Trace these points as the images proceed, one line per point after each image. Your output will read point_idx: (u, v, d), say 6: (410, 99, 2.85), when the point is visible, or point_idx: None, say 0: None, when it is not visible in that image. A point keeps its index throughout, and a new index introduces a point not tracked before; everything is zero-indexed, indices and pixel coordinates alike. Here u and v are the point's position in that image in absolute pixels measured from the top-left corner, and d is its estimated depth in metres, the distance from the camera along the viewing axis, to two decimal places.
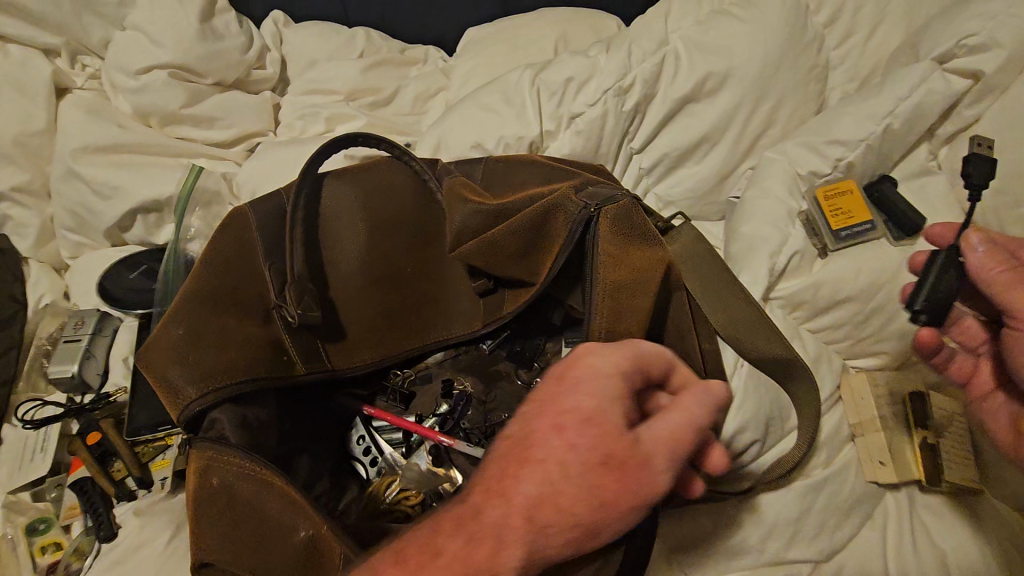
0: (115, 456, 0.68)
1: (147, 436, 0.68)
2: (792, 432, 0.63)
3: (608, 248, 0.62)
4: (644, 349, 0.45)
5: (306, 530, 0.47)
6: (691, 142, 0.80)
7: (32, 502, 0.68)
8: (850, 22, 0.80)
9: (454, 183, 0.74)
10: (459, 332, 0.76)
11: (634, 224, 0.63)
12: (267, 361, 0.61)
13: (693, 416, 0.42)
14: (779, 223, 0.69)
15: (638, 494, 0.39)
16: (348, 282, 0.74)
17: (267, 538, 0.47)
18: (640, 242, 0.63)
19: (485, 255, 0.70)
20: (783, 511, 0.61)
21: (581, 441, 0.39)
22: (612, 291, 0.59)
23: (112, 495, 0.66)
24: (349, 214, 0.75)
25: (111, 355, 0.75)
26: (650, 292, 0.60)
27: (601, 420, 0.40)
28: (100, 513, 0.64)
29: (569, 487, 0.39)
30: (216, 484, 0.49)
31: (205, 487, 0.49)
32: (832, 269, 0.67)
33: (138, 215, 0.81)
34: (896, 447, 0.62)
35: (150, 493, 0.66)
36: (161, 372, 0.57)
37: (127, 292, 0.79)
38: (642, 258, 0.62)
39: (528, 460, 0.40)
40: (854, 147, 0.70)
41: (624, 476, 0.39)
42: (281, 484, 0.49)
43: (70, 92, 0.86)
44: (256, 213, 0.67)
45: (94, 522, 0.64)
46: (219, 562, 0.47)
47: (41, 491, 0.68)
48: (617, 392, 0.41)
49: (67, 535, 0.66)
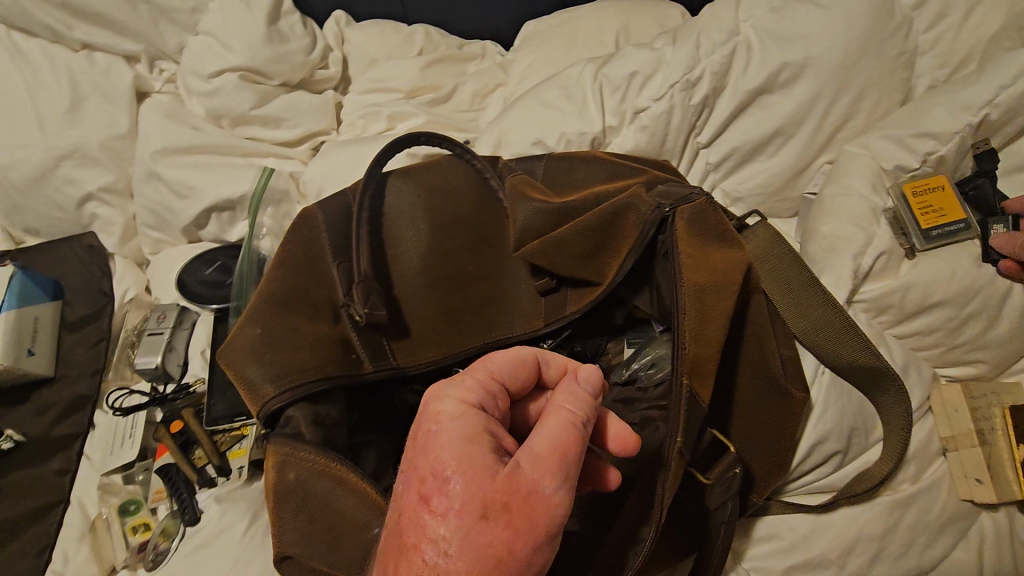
0: (196, 444, 0.73)
1: (225, 426, 0.72)
2: (879, 442, 0.60)
3: (682, 247, 0.59)
4: (487, 374, 0.44)
5: (379, 526, 0.47)
6: (763, 136, 0.77)
7: (123, 485, 0.72)
8: (942, 3, 0.74)
9: (516, 183, 0.74)
10: (521, 331, 0.76)
11: (710, 226, 0.62)
12: (338, 359, 0.62)
13: (560, 442, 0.40)
14: (862, 223, 0.65)
15: (533, 540, 0.38)
16: (412, 281, 0.75)
17: (342, 534, 0.48)
18: (714, 242, 0.61)
19: (550, 254, 0.69)
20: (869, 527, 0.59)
21: (451, 500, 0.38)
22: (693, 294, 0.55)
23: (194, 481, 0.70)
24: (412, 213, 0.76)
25: (190, 348, 0.79)
26: (729, 294, 0.56)
27: (466, 467, 0.38)
28: (184, 498, 0.68)
29: (457, 556, 0.36)
30: (293, 479, 0.51)
31: (282, 482, 0.51)
32: (921, 271, 0.63)
33: (212, 213, 0.85)
34: (995, 464, 0.59)
35: (229, 480, 0.69)
36: (240, 370, 0.60)
37: (204, 286, 0.83)
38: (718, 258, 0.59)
39: (407, 545, 0.38)
40: (946, 141, 0.65)
41: (509, 526, 0.37)
42: (350, 477, 0.50)
43: (149, 96, 0.90)
44: (325, 213, 0.69)
45: (179, 506, 0.68)
46: (297, 556, 0.49)
47: (130, 474, 0.73)
48: (481, 424, 0.41)
49: (155, 517, 0.70)
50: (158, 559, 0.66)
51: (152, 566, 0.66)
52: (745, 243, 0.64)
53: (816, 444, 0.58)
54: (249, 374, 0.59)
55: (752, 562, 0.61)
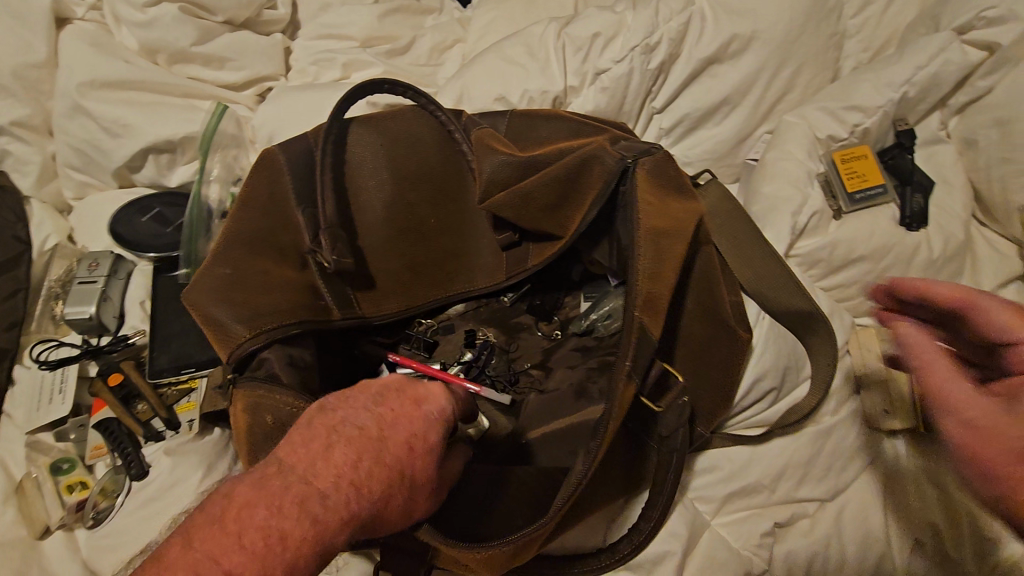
0: (139, 398, 0.68)
1: (170, 379, 0.69)
2: (804, 382, 0.67)
3: (642, 198, 0.63)
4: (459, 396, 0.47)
5: None
6: (713, 103, 0.82)
7: (54, 443, 0.67)
8: None
9: (483, 134, 0.74)
10: (482, 284, 0.78)
11: (668, 180, 0.67)
12: (307, 305, 0.62)
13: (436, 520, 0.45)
14: (799, 184, 0.72)
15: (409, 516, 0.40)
16: (374, 231, 0.74)
17: None
18: (673, 196, 0.66)
19: (516, 207, 0.71)
20: (796, 450, 0.66)
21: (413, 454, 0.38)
22: (648, 239, 0.60)
23: (139, 435, 0.66)
24: (375, 162, 0.74)
25: (127, 299, 0.74)
26: (682, 239, 0.61)
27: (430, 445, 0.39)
28: (129, 452, 0.64)
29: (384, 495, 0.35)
30: (271, 422, 0.48)
31: (259, 425, 0.49)
32: (847, 230, 0.71)
33: (149, 155, 0.79)
34: (900, 397, 0.67)
35: (178, 434, 0.66)
36: (203, 312, 0.58)
37: (139, 234, 0.77)
38: (674, 210, 0.64)
39: (344, 444, 0.35)
40: (872, 113, 0.73)
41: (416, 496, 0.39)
42: None
43: (71, 23, 0.81)
44: (287, 155, 0.67)
45: (123, 460, 0.64)
46: None
47: (62, 430, 0.67)
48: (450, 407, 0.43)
49: (92, 475, 0.65)
50: (100, 519, 0.62)
51: (93, 525, 0.62)
52: (700, 198, 0.68)
53: (756, 382, 0.64)
54: (216, 314, 0.57)
55: (697, 491, 0.67)
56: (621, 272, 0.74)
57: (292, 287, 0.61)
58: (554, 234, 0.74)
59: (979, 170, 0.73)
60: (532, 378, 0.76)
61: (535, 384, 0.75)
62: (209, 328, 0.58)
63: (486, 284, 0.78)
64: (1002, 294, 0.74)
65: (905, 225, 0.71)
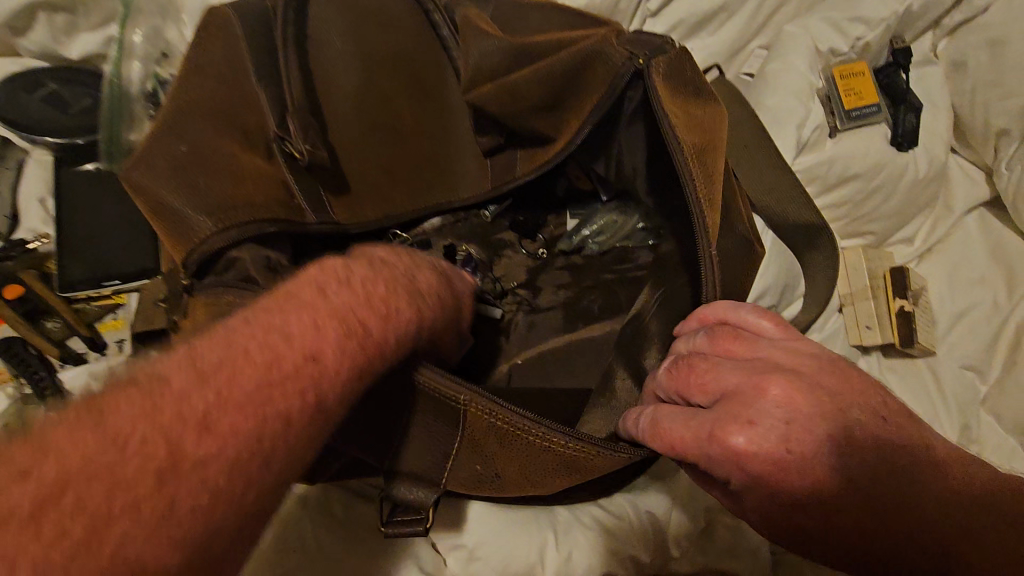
0: (47, 315, 0.55)
1: (89, 291, 0.56)
2: (798, 300, 0.66)
3: (671, 105, 0.55)
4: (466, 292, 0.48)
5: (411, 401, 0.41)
6: (711, 9, 0.76)
7: None
8: None
9: (468, 15, 0.63)
10: (465, 195, 0.69)
11: (686, 78, 0.57)
12: (281, 200, 0.57)
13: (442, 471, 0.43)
14: (802, 96, 0.69)
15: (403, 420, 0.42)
16: (345, 127, 0.63)
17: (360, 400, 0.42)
18: (693, 99, 0.57)
19: (509, 105, 0.62)
20: None
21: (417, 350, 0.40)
22: (691, 153, 0.52)
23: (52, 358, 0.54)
24: (343, 42, 0.63)
25: (22, 195, 0.60)
26: (720, 153, 0.54)
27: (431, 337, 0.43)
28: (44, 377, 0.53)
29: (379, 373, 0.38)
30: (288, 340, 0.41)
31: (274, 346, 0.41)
32: (842, 147, 0.70)
33: (38, 13, 0.62)
34: (882, 314, 0.70)
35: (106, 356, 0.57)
36: (150, 196, 0.51)
37: (30, 113, 0.61)
38: (698, 116, 0.56)
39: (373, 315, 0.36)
40: (873, 27, 0.71)
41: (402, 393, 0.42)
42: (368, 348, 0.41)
43: None
44: (242, 22, 0.58)
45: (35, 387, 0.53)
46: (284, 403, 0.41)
47: None
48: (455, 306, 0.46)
49: None
50: None
51: None
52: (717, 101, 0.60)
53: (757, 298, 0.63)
54: (168, 198, 0.50)
55: None
56: (618, 182, 0.67)
57: (253, 176, 0.55)
58: (547, 137, 0.65)
59: (963, 94, 0.74)
60: (519, 298, 0.69)
61: (523, 304, 0.69)
62: (160, 214, 0.51)
63: (463, 196, 0.69)
64: (967, 219, 0.77)
65: (896, 144, 0.71)
